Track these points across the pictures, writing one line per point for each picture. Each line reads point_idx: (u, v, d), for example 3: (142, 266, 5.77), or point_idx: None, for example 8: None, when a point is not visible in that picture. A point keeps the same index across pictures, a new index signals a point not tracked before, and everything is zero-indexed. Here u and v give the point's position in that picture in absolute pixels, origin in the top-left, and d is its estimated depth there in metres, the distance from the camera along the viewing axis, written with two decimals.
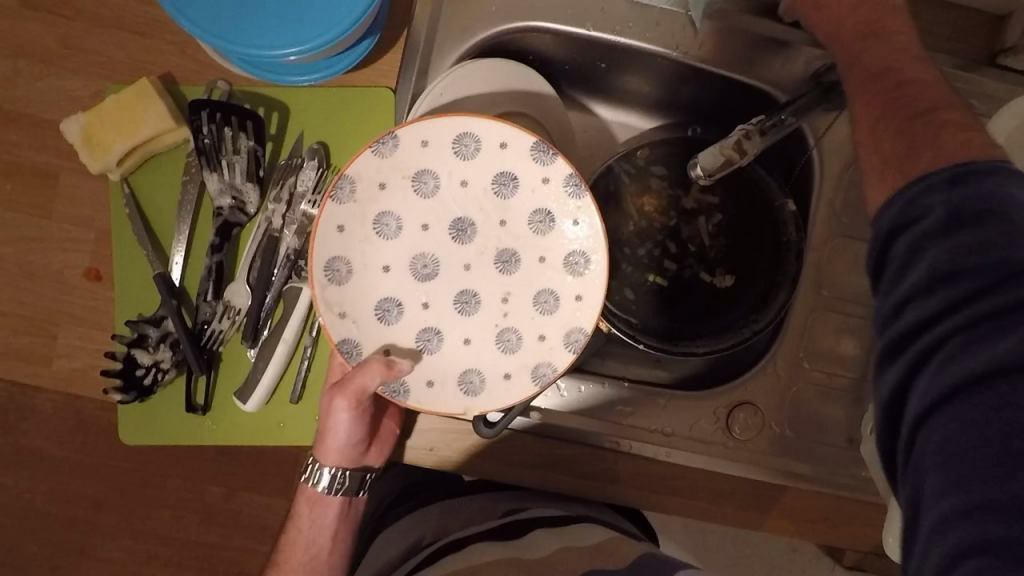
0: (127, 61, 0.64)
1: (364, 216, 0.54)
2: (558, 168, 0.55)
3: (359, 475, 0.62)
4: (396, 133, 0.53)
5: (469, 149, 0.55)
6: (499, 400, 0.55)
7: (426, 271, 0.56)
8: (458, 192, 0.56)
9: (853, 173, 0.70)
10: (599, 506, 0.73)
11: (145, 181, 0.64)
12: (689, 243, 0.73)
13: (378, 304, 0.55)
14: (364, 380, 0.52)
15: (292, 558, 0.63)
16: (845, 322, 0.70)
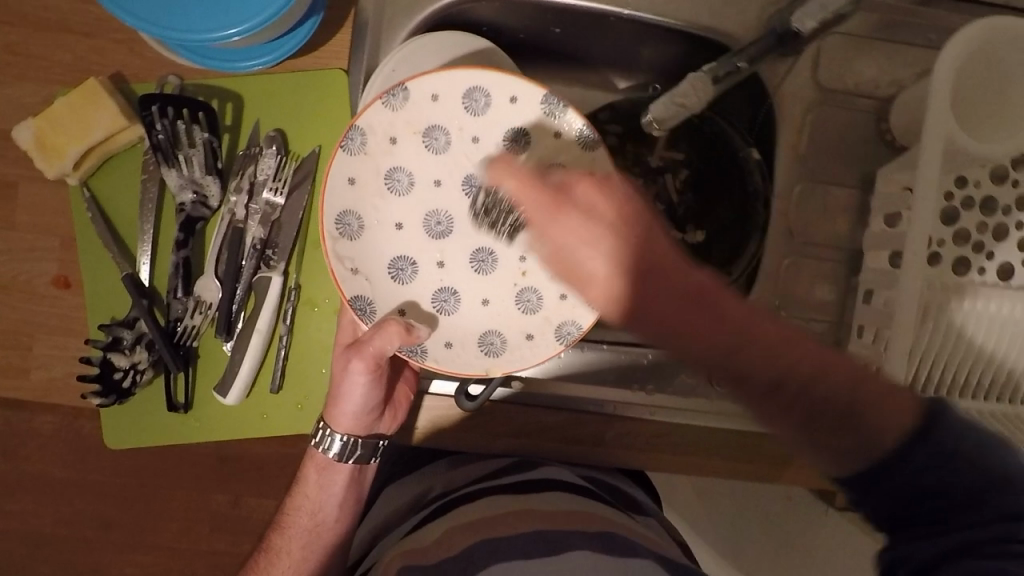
0: (76, 64, 0.63)
1: (376, 171, 0.55)
2: (571, 121, 0.55)
3: (372, 442, 0.62)
4: (406, 85, 0.53)
5: (479, 104, 0.56)
6: (520, 359, 0.56)
7: (438, 229, 0.58)
8: (470, 150, 0.57)
9: (815, 118, 0.70)
10: (610, 467, 0.73)
11: (105, 183, 0.64)
12: (657, 200, 0.73)
13: (391, 263, 0.57)
14: (382, 344, 0.53)
15: (296, 521, 0.64)
16: (820, 267, 0.70)
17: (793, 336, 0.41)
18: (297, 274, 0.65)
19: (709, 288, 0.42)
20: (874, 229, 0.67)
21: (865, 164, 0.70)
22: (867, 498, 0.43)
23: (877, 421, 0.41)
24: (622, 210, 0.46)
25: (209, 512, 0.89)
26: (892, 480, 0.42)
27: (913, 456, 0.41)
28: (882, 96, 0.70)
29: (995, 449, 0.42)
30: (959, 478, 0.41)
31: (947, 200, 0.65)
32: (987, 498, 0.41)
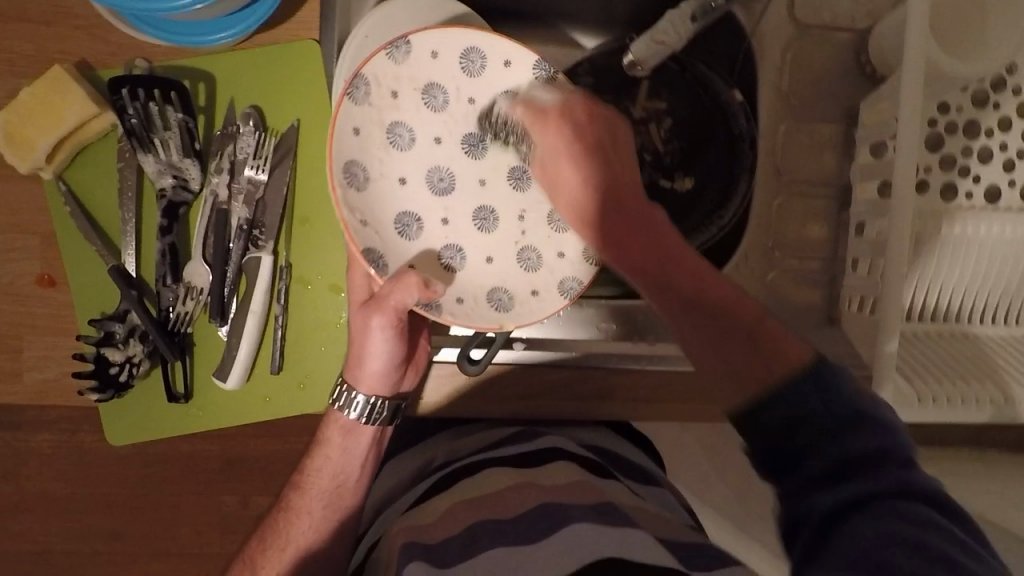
0: (39, 55, 0.61)
1: (380, 123, 0.54)
2: (561, 87, 0.54)
3: (395, 402, 0.61)
4: (409, 38, 0.52)
5: (475, 65, 0.54)
6: (527, 314, 0.57)
7: (442, 185, 0.56)
8: (467, 110, 0.56)
9: (794, 56, 0.69)
10: (593, 425, 0.74)
11: (80, 176, 0.62)
12: (643, 152, 0.71)
13: (398, 218, 0.55)
14: (401, 296, 0.52)
15: (317, 482, 0.63)
16: (810, 206, 0.70)
17: (714, 277, 0.44)
18: (287, 253, 0.64)
19: (660, 217, 0.46)
20: (862, 160, 0.67)
21: (848, 99, 0.70)
22: (757, 435, 0.42)
23: (779, 347, 0.42)
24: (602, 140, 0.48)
25: (218, 514, 0.87)
26: (775, 411, 0.41)
27: (792, 392, 0.41)
28: (859, 28, 0.70)
29: (870, 396, 0.42)
30: (828, 414, 0.40)
31: (930, 126, 0.66)
32: (857, 437, 0.39)
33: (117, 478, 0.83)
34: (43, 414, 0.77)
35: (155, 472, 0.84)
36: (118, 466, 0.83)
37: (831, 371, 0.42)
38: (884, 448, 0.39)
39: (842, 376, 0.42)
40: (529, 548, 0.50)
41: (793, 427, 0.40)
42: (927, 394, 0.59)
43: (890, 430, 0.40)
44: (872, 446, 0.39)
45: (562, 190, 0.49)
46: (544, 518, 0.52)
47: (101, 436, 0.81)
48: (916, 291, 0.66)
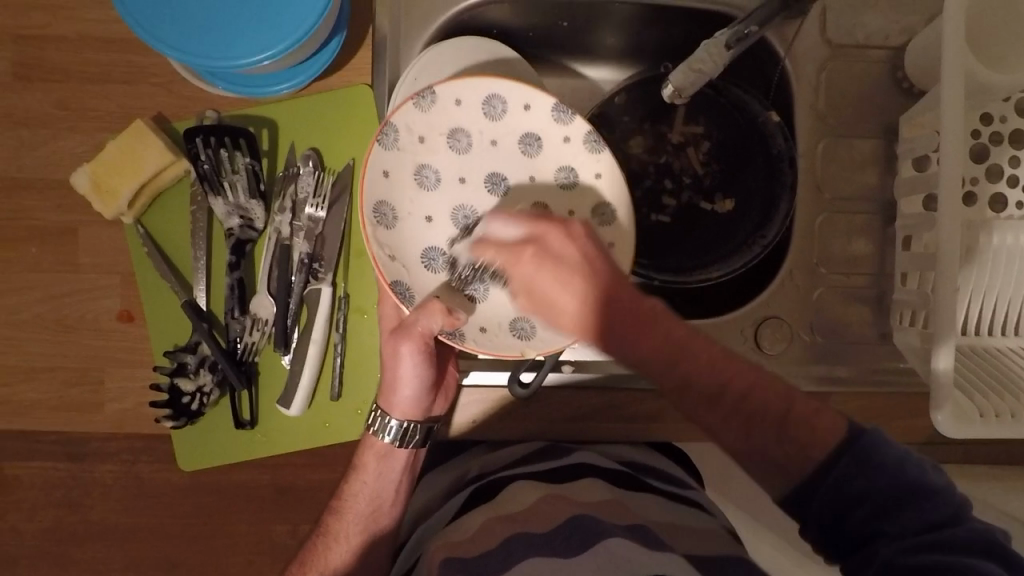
0: (120, 111, 0.67)
1: (411, 164, 0.59)
2: (579, 126, 0.59)
3: (427, 425, 0.63)
4: (435, 89, 0.57)
5: (497, 109, 0.59)
6: (551, 341, 0.57)
7: (465, 222, 0.61)
8: (489, 151, 0.61)
9: (830, 75, 0.70)
10: (642, 446, 0.71)
11: (157, 218, 0.67)
12: (682, 176, 0.75)
13: (424, 253, 0.60)
14: (427, 323, 0.55)
15: (354, 506, 0.65)
16: (853, 222, 0.70)
17: (725, 358, 0.48)
18: (344, 283, 0.67)
19: (656, 312, 0.49)
20: (904, 174, 0.67)
21: (887, 113, 0.71)
22: (812, 518, 0.45)
23: (811, 427, 0.46)
24: (594, 248, 0.50)
25: (270, 543, 0.90)
26: (820, 495, 0.45)
27: (836, 475, 0.44)
28: (894, 45, 0.70)
29: (915, 464, 0.45)
30: (880, 491, 0.44)
31: (973, 138, 0.66)
32: (914, 509, 0.43)
33: (176, 507, 0.86)
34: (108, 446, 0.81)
35: (212, 500, 0.87)
36: (177, 496, 0.86)
37: (869, 443, 0.45)
38: (942, 510, 0.43)
39: (878, 444, 0.45)
40: (567, 562, 0.51)
41: (854, 527, 0.44)
42: (988, 408, 0.58)
43: (944, 496, 0.44)
44: (930, 528, 0.43)
45: (560, 314, 0.50)
46: (582, 536, 0.53)
47: (161, 467, 0.84)
48: (974, 303, 0.64)
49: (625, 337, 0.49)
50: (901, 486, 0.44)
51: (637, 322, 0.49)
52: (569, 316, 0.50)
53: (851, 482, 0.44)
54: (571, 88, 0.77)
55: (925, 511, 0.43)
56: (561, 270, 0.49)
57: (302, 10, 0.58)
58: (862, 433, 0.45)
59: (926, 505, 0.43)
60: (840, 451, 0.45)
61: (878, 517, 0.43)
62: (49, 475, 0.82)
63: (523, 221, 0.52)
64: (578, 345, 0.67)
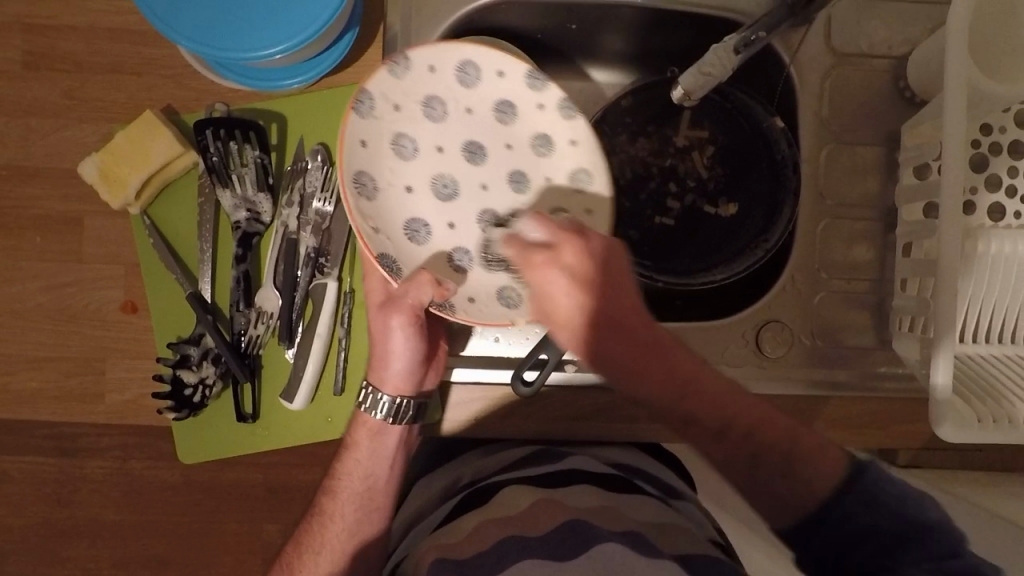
0: (129, 102, 0.67)
1: (388, 134, 0.59)
2: (551, 93, 0.60)
3: (419, 400, 0.63)
4: (408, 55, 0.57)
5: (471, 77, 0.60)
6: (537, 307, 0.59)
7: (444, 192, 0.62)
8: (465, 118, 0.62)
9: (833, 83, 0.71)
10: (630, 449, 0.72)
11: (163, 209, 0.67)
12: (687, 179, 0.76)
13: (407, 224, 0.61)
14: (418, 294, 0.57)
15: (348, 485, 0.65)
16: (854, 228, 0.71)
17: (729, 395, 0.53)
18: (350, 278, 0.67)
19: (667, 342, 0.53)
20: (906, 182, 0.68)
21: (889, 122, 0.72)
22: (813, 547, 0.51)
23: (813, 463, 0.51)
24: (603, 264, 0.51)
25: (262, 543, 0.90)
26: (823, 530, 0.50)
27: (837, 507, 0.50)
28: (897, 55, 0.71)
29: (915, 501, 0.50)
30: (884, 527, 0.48)
31: (973, 147, 0.67)
32: (909, 548, 0.48)
33: (168, 504, 0.86)
34: (99, 442, 0.80)
35: (209, 496, 0.86)
36: (170, 493, 0.85)
37: (869, 480, 0.50)
38: (937, 546, 0.48)
39: (877, 481, 0.50)
40: (564, 564, 0.51)
41: None
42: (985, 414, 0.59)
43: (943, 532, 0.48)
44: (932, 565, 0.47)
45: (557, 314, 0.51)
46: (579, 538, 0.53)
47: (155, 463, 0.84)
48: (973, 310, 0.65)
49: (607, 353, 0.52)
50: (904, 531, 0.48)
51: (645, 351, 0.52)
52: (572, 325, 0.51)
53: (860, 547, 0.49)
54: (578, 90, 0.78)
55: (918, 540, 0.48)
56: (582, 280, 0.50)
57: (318, 4, 0.58)
58: (863, 464, 0.51)
59: (917, 534, 0.48)
60: (844, 489, 0.50)
61: (872, 554, 0.48)
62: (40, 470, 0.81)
63: (547, 226, 0.52)
64: None
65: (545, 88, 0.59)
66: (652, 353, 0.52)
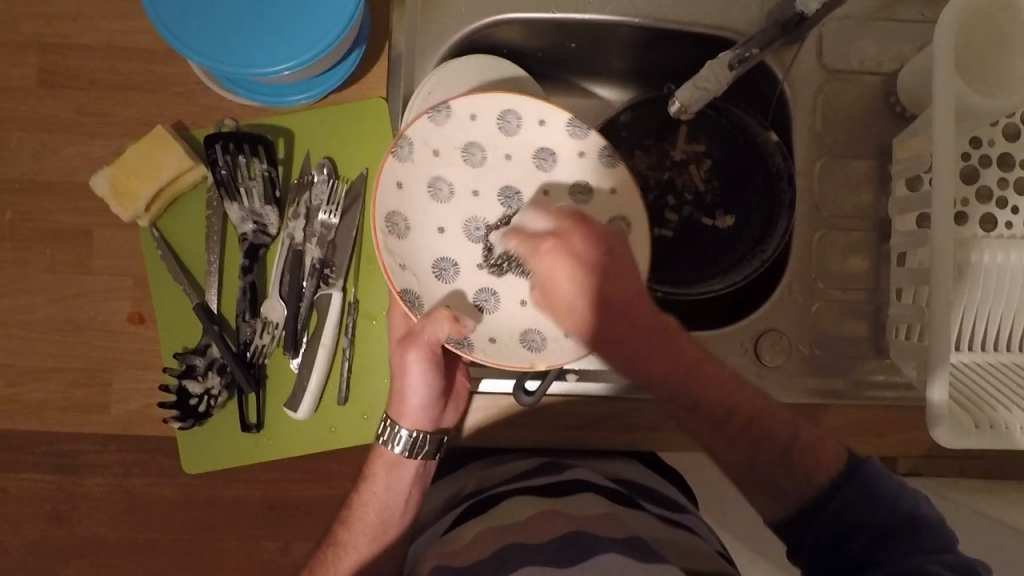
0: (140, 118, 0.69)
1: (425, 176, 0.61)
2: (591, 142, 0.60)
3: (438, 436, 0.64)
4: (450, 104, 0.59)
5: (511, 125, 0.61)
6: (559, 354, 0.59)
7: (477, 234, 0.63)
8: (503, 165, 0.63)
9: (826, 99, 0.73)
10: (630, 461, 0.72)
11: (171, 222, 0.69)
12: (684, 192, 0.77)
13: (435, 263, 0.62)
14: (434, 330, 0.57)
15: (365, 517, 0.65)
16: (849, 239, 0.72)
17: (733, 386, 0.54)
18: (354, 289, 0.69)
19: (673, 331, 0.54)
20: (898, 193, 0.70)
21: (880, 136, 0.73)
22: (807, 541, 0.51)
23: (814, 456, 0.52)
24: (608, 250, 0.52)
25: (261, 561, 0.89)
26: (822, 520, 0.50)
27: (837, 495, 0.50)
28: (887, 71, 0.73)
29: (910, 496, 0.51)
30: (883, 522, 0.49)
31: (963, 160, 0.69)
32: (904, 539, 0.48)
33: (168, 522, 0.85)
34: (99, 459, 0.81)
35: (209, 510, 0.86)
36: (170, 511, 0.85)
37: (868, 473, 0.51)
38: (931, 540, 0.49)
39: (875, 474, 0.51)
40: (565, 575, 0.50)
41: None
42: (982, 420, 0.60)
43: (933, 529, 0.49)
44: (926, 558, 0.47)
45: (558, 297, 0.54)
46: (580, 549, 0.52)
47: (154, 481, 0.83)
48: (968, 319, 0.66)
49: (626, 353, 0.53)
50: (898, 525, 0.49)
51: (655, 344, 0.53)
52: (575, 311, 0.53)
53: (857, 533, 0.49)
54: (576, 107, 0.80)
55: (911, 530, 0.49)
56: (577, 263, 0.52)
57: (327, 23, 0.60)
58: (864, 462, 0.51)
59: (911, 524, 0.49)
60: (844, 478, 0.50)
61: (869, 545, 0.48)
62: (40, 487, 0.81)
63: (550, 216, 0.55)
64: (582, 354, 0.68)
65: (586, 137, 0.60)
66: (660, 345, 0.53)
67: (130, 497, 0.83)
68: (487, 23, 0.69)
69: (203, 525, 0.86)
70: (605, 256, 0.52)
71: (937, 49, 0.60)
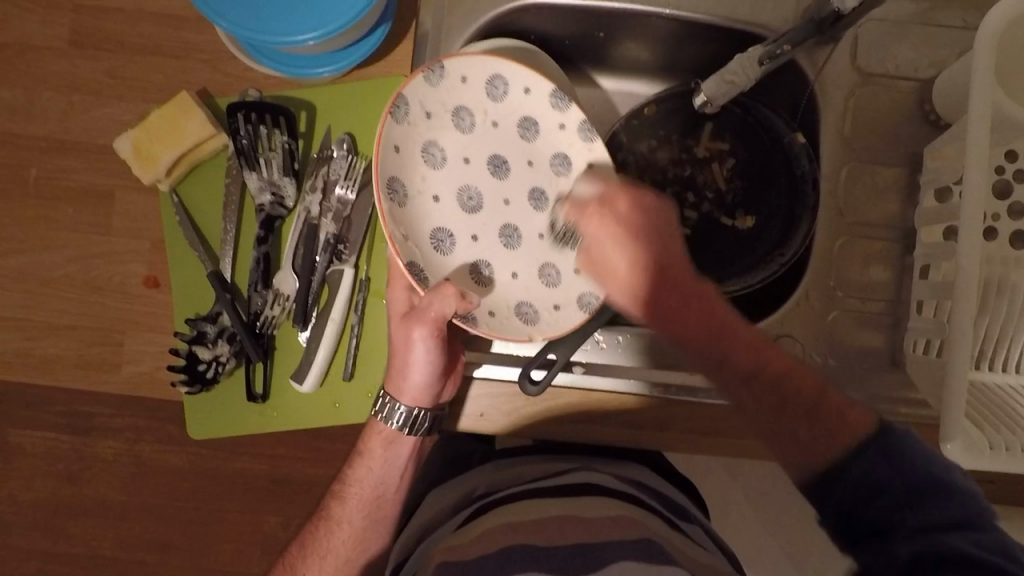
0: (167, 84, 0.70)
1: (417, 142, 0.60)
2: (575, 115, 0.61)
3: (434, 412, 0.63)
4: (443, 64, 0.58)
5: (499, 90, 0.61)
6: (555, 326, 0.61)
7: (470, 204, 0.63)
8: (491, 132, 0.63)
9: (857, 102, 0.71)
10: (641, 467, 0.70)
11: (191, 189, 0.69)
12: (705, 190, 0.76)
13: (432, 233, 0.61)
14: (441, 307, 0.56)
15: (358, 492, 0.66)
16: (872, 248, 0.71)
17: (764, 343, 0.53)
18: (366, 267, 0.69)
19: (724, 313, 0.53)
20: (926, 205, 0.67)
21: (911, 143, 0.71)
22: (831, 501, 0.48)
23: (841, 416, 0.50)
24: (656, 223, 0.55)
25: (261, 534, 0.90)
26: (840, 488, 0.47)
27: (858, 462, 0.47)
28: (923, 78, 0.71)
29: (940, 465, 0.47)
30: (905, 483, 0.45)
31: (996, 173, 0.66)
32: (931, 502, 0.45)
33: (175, 488, 0.86)
34: (109, 422, 0.81)
35: (210, 477, 0.87)
36: (176, 477, 0.86)
37: (898, 440, 0.47)
38: (963, 510, 0.44)
39: (907, 442, 0.47)
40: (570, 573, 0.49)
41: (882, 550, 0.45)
42: (996, 441, 0.58)
43: (964, 498, 0.45)
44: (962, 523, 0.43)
45: (610, 269, 0.56)
46: (586, 547, 0.51)
47: (163, 447, 0.84)
48: (989, 337, 0.64)
49: (662, 301, 0.53)
50: (930, 490, 0.45)
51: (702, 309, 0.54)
52: (617, 273, 0.55)
53: (862, 492, 0.46)
54: (601, 99, 0.79)
55: (936, 496, 0.45)
56: (627, 232, 0.54)
57: None
58: (896, 429, 0.48)
59: (940, 490, 0.45)
60: (868, 442, 0.48)
61: (889, 514, 0.45)
62: (49, 446, 0.82)
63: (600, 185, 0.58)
64: (589, 348, 0.67)
65: (569, 110, 0.60)
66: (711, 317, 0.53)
67: (135, 460, 0.84)
68: (514, 7, 0.68)
69: (205, 493, 0.87)
70: (654, 230, 0.55)
71: (977, 54, 0.59)
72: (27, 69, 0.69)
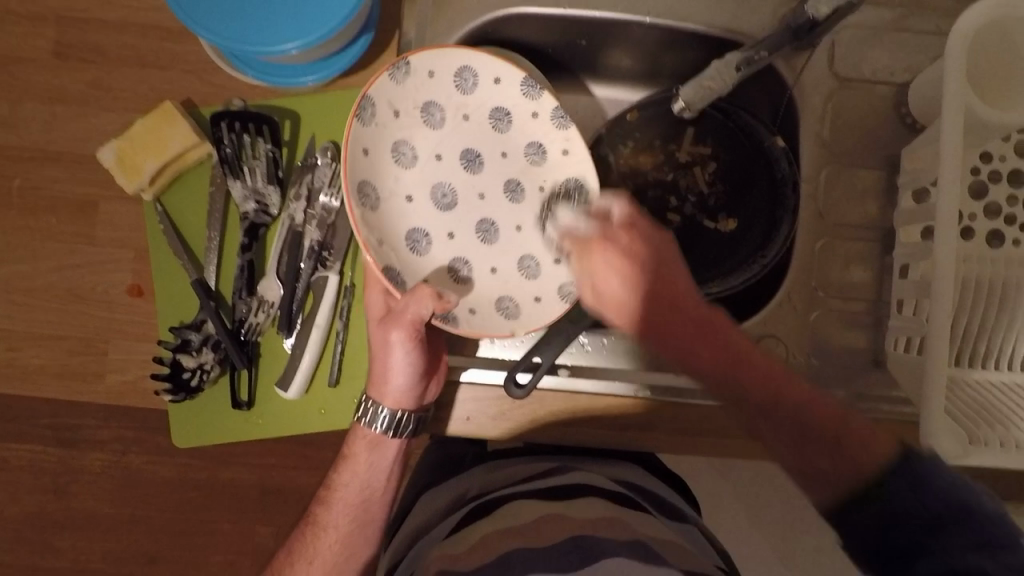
0: (150, 94, 0.70)
1: (387, 142, 0.61)
2: (547, 101, 0.62)
3: (417, 415, 0.63)
4: (408, 61, 0.59)
5: (468, 83, 0.62)
6: (534, 319, 0.62)
7: (444, 201, 0.64)
8: (462, 126, 0.63)
9: (834, 106, 0.72)
10: (635, 468, 0.70)
11: (174, 197, 0.70)
12: (688, 194, 0.77)
13: (407, 233, 0.62)
14: (417, 308, 0.56)
15: (343, 495, 0.65)
16: (852, 249, 0.72)
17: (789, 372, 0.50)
18: (350, 273, 0.68)
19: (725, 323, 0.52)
20: (904, 205, 0.68)
21: (888, 147, 0.73)
22: (853, 526, 0.45)
23: (863, 446, 0.46)
24: (654, 248, 0.54)
25: (250, 545, 0.89)
26: (866, 508, 0.44)
27: (881, 488, 0.44)
28: (899, 82, 0.73)
29: (969, 485, 0.43)
30: (931, 510, 0.42)
31: (973, 174, 0.68)
32: (957, 527, 0.41)
33: (162, 500, 0.86)
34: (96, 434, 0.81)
35: (197, 487, 0.86)
36: (163, 488, 0.85)
37: (924, 462, 0.44)
38: (992, 533, 0.41)
39: (930, 462, 0.44)
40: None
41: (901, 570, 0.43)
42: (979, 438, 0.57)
43: (995, 520, 0.41)
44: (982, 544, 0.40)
45: (608, 297, 0.54)
46: (579, 550, 0.51)
47: (150, 457, 0.84)
48: (969, 336, 0.65)
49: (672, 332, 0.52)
50: (954, 516, 0.42)
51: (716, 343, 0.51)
52: (619, 303, 0.53)
53: (881, 514, 0.44)
54: (585, 105, 0.80)
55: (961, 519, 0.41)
56: (625, 261, 0.53)
57: (335, 5, 0.61)
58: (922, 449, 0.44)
59: (967, 512, 0.42)
60: (894, 468, 0.44)
61: (915, 540, 0.42)
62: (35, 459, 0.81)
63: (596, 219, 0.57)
64: (576, 350, 0.69)
65: (540, 97, 0.61)
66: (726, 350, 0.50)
67: (120, 470, 0.83)
68: (496, 16, 0.69)
69: (191, 503, 0.87)
70: (656, 258, 0.53)
71: (948, 55, 0.60)
72: (10, 80, 0.69)
